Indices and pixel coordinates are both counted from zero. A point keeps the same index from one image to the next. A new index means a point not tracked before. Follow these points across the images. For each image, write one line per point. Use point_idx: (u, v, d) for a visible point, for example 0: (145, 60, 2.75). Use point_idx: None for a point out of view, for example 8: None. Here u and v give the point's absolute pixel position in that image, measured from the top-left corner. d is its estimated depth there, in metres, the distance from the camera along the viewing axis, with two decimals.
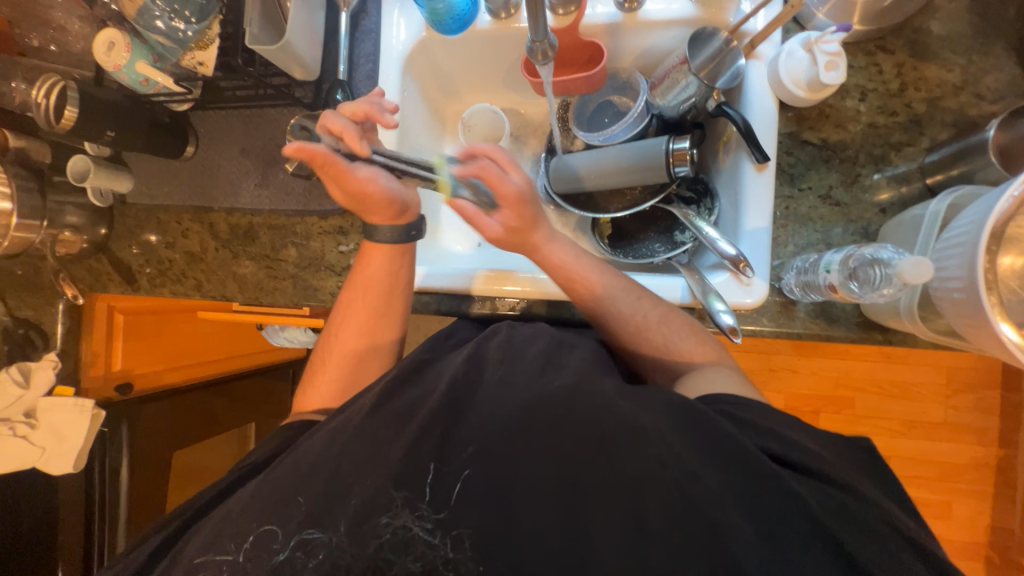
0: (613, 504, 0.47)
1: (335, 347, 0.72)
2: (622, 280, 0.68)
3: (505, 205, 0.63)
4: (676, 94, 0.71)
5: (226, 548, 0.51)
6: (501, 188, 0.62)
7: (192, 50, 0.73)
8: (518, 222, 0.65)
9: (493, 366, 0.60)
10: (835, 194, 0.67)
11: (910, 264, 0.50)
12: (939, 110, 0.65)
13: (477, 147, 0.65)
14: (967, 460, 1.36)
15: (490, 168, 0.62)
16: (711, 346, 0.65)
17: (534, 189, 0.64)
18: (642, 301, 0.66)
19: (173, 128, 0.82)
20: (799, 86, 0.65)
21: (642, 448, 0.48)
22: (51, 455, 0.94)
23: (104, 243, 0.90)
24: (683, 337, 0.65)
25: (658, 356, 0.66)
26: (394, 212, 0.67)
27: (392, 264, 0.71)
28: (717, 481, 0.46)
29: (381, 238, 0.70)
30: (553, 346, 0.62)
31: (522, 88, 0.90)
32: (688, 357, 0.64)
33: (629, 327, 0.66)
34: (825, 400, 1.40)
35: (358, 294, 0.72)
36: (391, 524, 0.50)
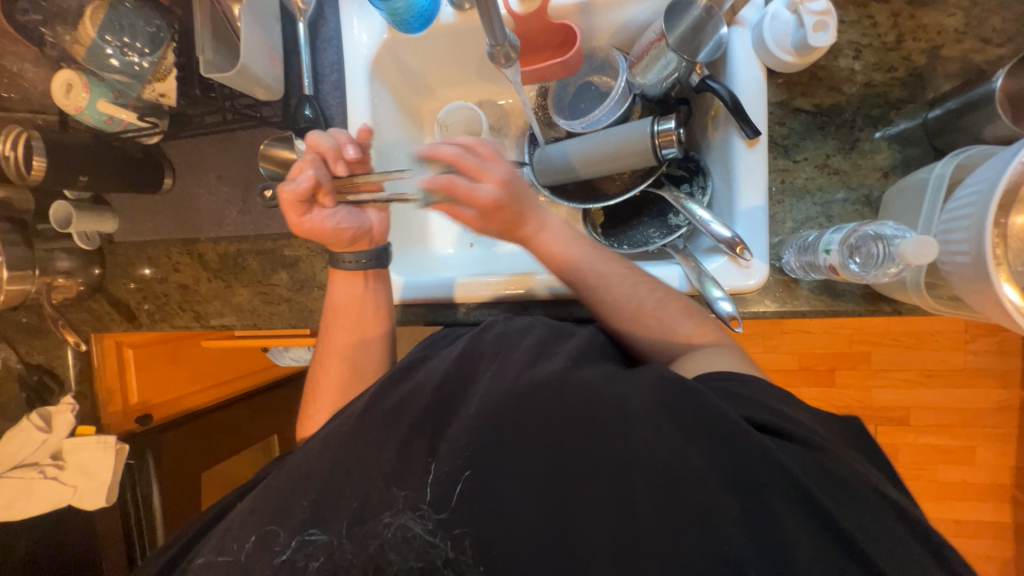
0: (602, 493, 0.45)
1: (328, 361, 0.73)
2: (620, 267, 0.66)
3: (482, 214, 0.62)
4: (659, 70, 0.67)
5: (230, 548, 0.51)
6: (473, 200, 0.60)
7: (151, 83, 0.70)
8: (500, 224, 0.64)
9: (488, 359, 0.59)
10: (832, 162, 0.64)
11: (913, 244, 0.48)
12: (941, 60, 0.61)
13: (442, 151, 0.61)
14: (989, 404, 1.34)
15: (457, 182, 0.60)
16: (710, 326, 0.62)
17: (510, 190, 0.61)
18: (640, 287, 0.64)
19: (148, 162, 0.81)
20: (786, 51, 0.61)
21: (630, 431, 0.46)
22: (83, 492, 0.97)
23: (100, 283, 0.91)
24: (681, 321, 0.62)
25: (654, 340, 0.63)
26: (344, 241, 0.70)
27: (359, 292, 0.72)
28: (704, 458, 0.43)
29: (344, 267, 0.71)
30: (548, 335, 0.61)
31: (497, 78, 0.86)
32: (686, 340, 0.61)
33: (623, 314, 0.64)
34: (839, 358, 1.38)
35: (333, 317, 0.74)
36: (392, 524, 0.49)
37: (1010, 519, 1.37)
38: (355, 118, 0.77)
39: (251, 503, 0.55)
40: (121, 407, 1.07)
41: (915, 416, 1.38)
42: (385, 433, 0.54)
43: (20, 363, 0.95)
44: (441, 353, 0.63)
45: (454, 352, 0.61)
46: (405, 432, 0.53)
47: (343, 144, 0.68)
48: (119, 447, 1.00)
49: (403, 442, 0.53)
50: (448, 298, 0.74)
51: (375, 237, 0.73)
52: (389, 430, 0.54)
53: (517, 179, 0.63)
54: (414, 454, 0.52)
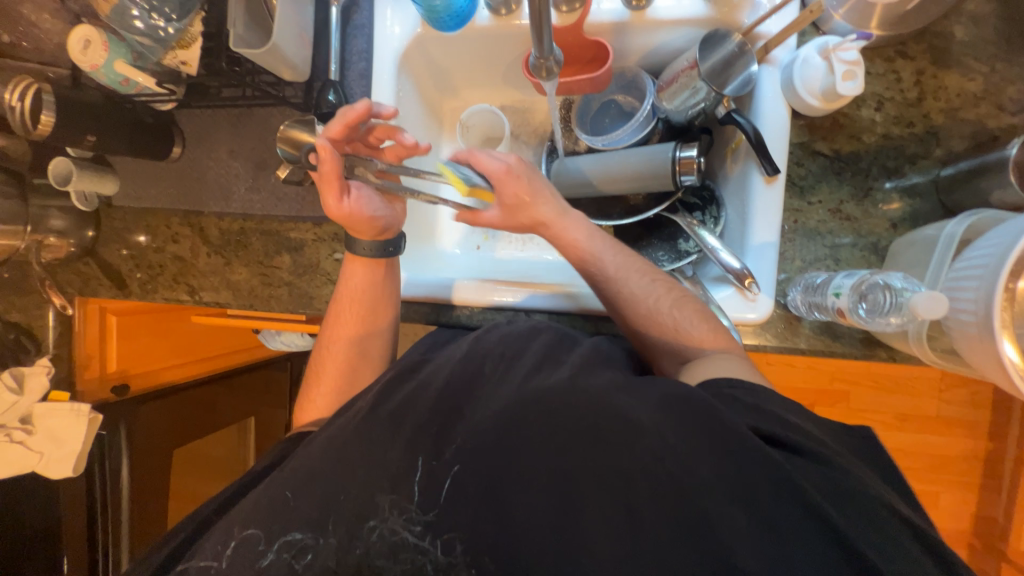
0: (609, 513, 0.44)
1: (334, 347, 0.72)
2: (636, 262, 0.67)
3: (498, 184, 0.66)
4: (685, 98, 0.69)
5: (224, 548, 0.50)
6: (489, 166, 0.66)
7: (174, 49, 0.69)
8: (516, 199, 0.66)
9: (497, 363, 0.58)
10: (845, 208, 0.65)
11: (923, 298, 0.49)
12: (957, 122, 0.63)
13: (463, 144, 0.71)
14: (958, 452, 1.38)
15: (477, 151, 0.67)
16: (720, 332, 0.61)
17: (523, 168, 0.67)
18: (656, 283, 0.65)
19: (159, 129, 0.79)
20: (813, 94, 0.62)
21: (637, 444, 0.46)
22: (49, 461, 0.93)
23: (92, 246, 0.88)
24: (693, 322, 0.61)
25: (666, 341, 0.62)
26: (374, 228, 0.69)
27: (376, 283, 0.72)
28: (711, 472, 0.44)
29: (361, 253, 0.70)
30: (554, 342, 0.61)
31: (523, 85, 0.87)
32: (698, 344, 0.60)
33: (640, 311, 0.63)
34: (820, 393, 1.41)
35: (343, 305, 0.72)
36: (377, 528, 0.48)
37: (966, 566, 1.41)
38: None
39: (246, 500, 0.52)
40: (97, 375, 1.04)
41: None
42: (387, 427, 0.53)
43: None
44: (446, 352, 0.63)
45: (460, 352, 0.61)
46: (408, 430, 0.53)
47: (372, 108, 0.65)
48: (94, 417, 0.96)
49: (407, 440, 0.52)
50: (454, 300, 0.74)
51: (397, 226, 0.72)
52: (390, 425, 0.53)
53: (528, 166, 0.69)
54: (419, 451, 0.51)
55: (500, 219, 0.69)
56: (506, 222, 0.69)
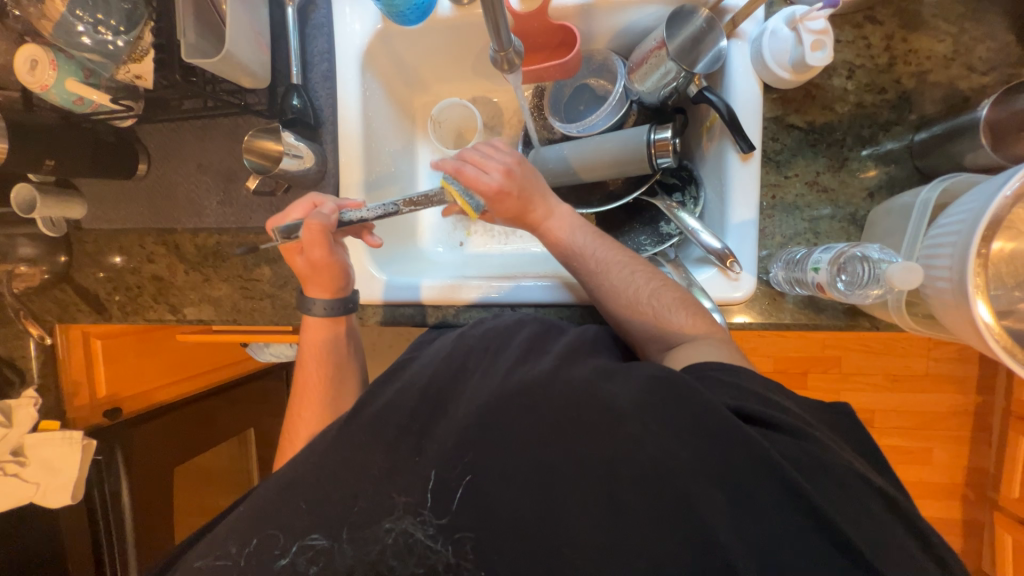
0: (593, 498, 0.44)
1: (309, 398, 0.68)
2: (620, 255, 0.65)
3: (491, 203, 0.65)
4: (657, 79, 0.67)
5: (221, 556, 0.49)
6: (478, 187, 0.63)
7: (127, 63, 0.67)
8: (512, 212, 0.66)
9: (482, 356, 0.58)
10: (822, 180, 0.65)
11: (899, 269, 0.50)
12: (928, 85, 0.62)
13: (447, 164, 0.65)
14: (949, 408, 1.41)
15: (466, 169, 0.64)
16: (703, 317, 0.61)
17: (515, 179, 0.64)
18: (637, 275, 0.64)
19: (122, 147, 0.77)
20: (784, 67, 0.61)
21: (619, 432, 0.45)
22: (47, 489, 0.93)
23: (67, 272, 0.86)
24: (674, 310, 0.61)
25: (646, 328, 0.62)
26: (330, 286, 0.69)
27: (334, 338, 0.71)
28: (689, 451, 0.43)
29: (317, 314, 0.70)
30: (539, 333, 0.61)
31: (493, 75, 0.85)
32: (679, 330, 0.60)
33: (621, 302, 0.63)
34: (812, 361, 1.43)
35: (309, 361, 0.70)
36: (392, 530, 0.47)
37: (960, 515, 1.45)
38: (347, 111, 0.74)
39: (239, 517, 0.52)
40: (87, 402, 1.04)
41: (880, 418, 1.44)
42: (377, 435, 0.52)
43: None
44: (430, 350, 0.63)
45: (446, 349, 0.60)
46: (397, 435, 0.52)
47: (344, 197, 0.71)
48: (87, 442, 0.95)
49: (398, 444, 0.51)
50: (439, 301, 0.74)
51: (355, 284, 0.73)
52: (379, 432, 0.53)
53: (520, 166, 0.65)
54: (409, 456, 0.50)
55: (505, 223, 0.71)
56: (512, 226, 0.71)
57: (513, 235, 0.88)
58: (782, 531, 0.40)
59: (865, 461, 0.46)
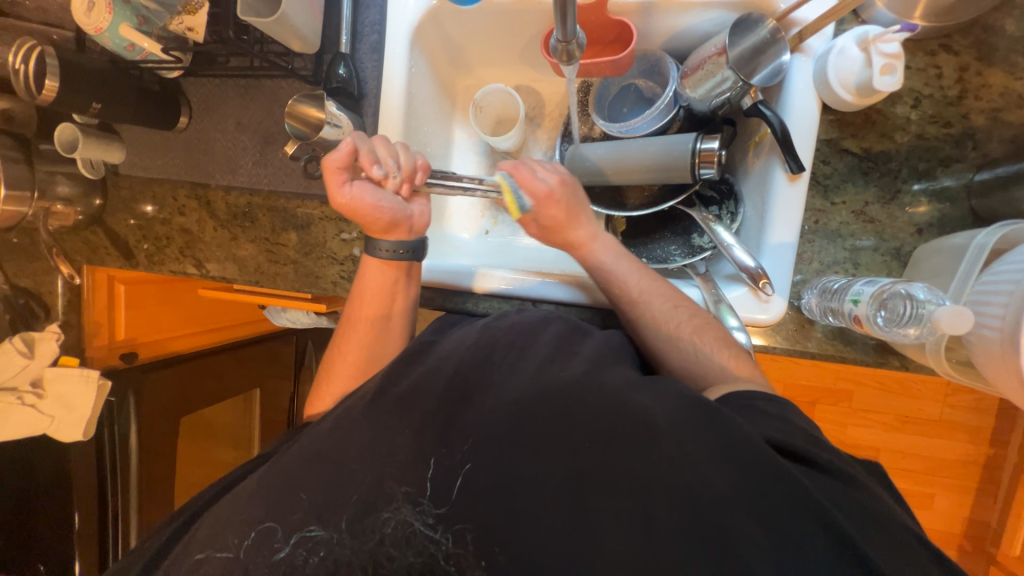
0: (615, 520, 0.43)
1: (348, 351, 0.69)
2: (662, 287, 0.64)
3: (539, 204, 0.66)
4: (710, 86, 0.66)
5: (227, 545, 0.48)
6: (530, 186, 0.66)
7: (180, 14, 0.69)
8: (553, 221, 0.67)
9: (502, 351, 0.58)
10: (870, 210, 0.63)
11: (948, 313, 0.48)
12: (998, 124, 0.59)
13: (520, 169, 0.67)
14: (958, 456, 1.38)
15: (523, 168, 0.67)
16: (746, 360, 0.59)
17: (565, 189, 0.67)
18: (679, 310, 0.62)
19: (166, 97, 0.77)
20: (847, 88, 0.59)
21: (639, 450, 0.45)
22: (61, 423, 0.96)
23: (99, 215, 0.87)
24: (714, 349, 0.59)
25: (683, 365, 0.60)
26: (378, 222, 0.65)
27: (389, 281, 0.68)
28: (727, 484, 0.42)
29: (380, 254, 0.67)
30: (566, 332, 0.60)
31: (541, 64, 0.84)
32: (717, 370, 0.58)
33: (660, 336, 0.62)
34: (823, 391, 1.40)
35: (357, 306, 0.70)
36: (392, 520, 0.47)
37: (954, 565, 1.43)
38: (391, 85, 0.73)
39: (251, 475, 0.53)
40: (107, 342, 1.06)
41: (885, 458, 1.41)
42: (388, 417, 0.53)
43: (7, 285, 0.94)
44: (451, 339, 0.62)
45: (468, 340, 0.60)
46: (408, 419, 0.52)
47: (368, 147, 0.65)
48: (102, 383, 0.98)
49: (408, 427, 0.51)
50: (459, 287, 0.73)
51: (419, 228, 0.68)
52: (391, 411, 0.53)
53: (572, 183, 0.68)
54: (413, 441, 0.50)
55: (540, 237, 0.70)
56: (548, 240, 0.70)
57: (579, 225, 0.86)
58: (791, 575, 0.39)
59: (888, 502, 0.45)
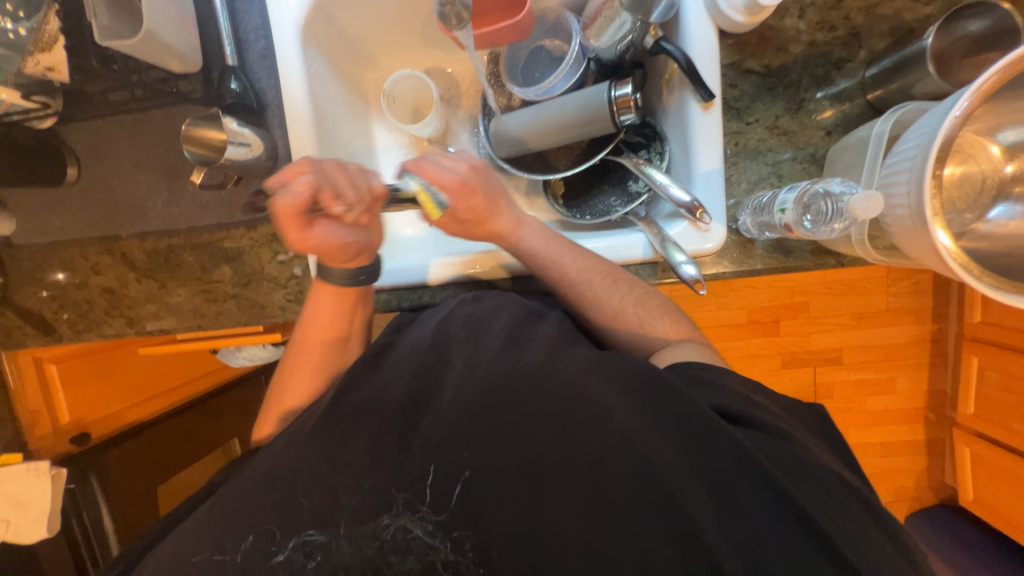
0: (584, 490, 0.45)
1: (301, 379, 0.67)
2: (598, 264, 0.66)
3: (451, 195, 0.63)
4: (612, 33, 0.67)
5: (223, 546, 0.48)
6: (442, 180, 0.63)
7: (34, 54, 0.65)
8: (473, 212, 0.65)
9: (459, 346, 0.58)
10: (782, 123, 0.66)
11: (861, 199, 0.50)
12: (876, 19, 0.63)
13: (426, 166, 0.64)
14: (908, 338, 1.50)
15: (426, 163, 0.64)
16: (682, 324, 0.66)
17: (478, 174, 0.65)
18: (619, 284, 0.65)
19: (44, 150, 0.71)
20: (738, 10, 0.61)
21: (605, 424, 0.47)
22: (18, 526, 0.90)
23: (4, 295, 0.79)
24: (657, 319, 0.65)
25: (630, 336, 0.66)
26: (346, 257, 0.62)
27: (346, 305, 0.67)
28: (676, 452, 0.45)
29: (335, 283, 0.65)
30: (518, 319, 0.59)
31: (444, 42, 0.81)
32: (663, 337, 0.64)
33: (604, 310, 0.65)
34: (783, 308, 1.48)
35: (307, 335, 0.68)
36: (391, 526, 0.47)
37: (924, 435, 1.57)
38: (291, 91, 0.69)
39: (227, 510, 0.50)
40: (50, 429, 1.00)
41: (848, 355, 1.52)
42: (363, 426, 0.51)
43: None
44: (408, 338, 0.61)
45: (425, 337, 0.59)
46: (385, 425, 0.51)
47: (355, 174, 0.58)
48: (57, 472, 0.91)
49: (386, 432, 0.50)
50: (420, 281, 0.71)
51: (374, 250, 0.65)
52: (363, 419, 0.52)
53: (482, 168, 0.66)
54: (392, 444, 0.49)
55: (461, 229, 0.68)
56: (471, 233, 0.69)
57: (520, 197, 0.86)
58: (754, 491, 0.43)
59: (816, 447, 0.50)
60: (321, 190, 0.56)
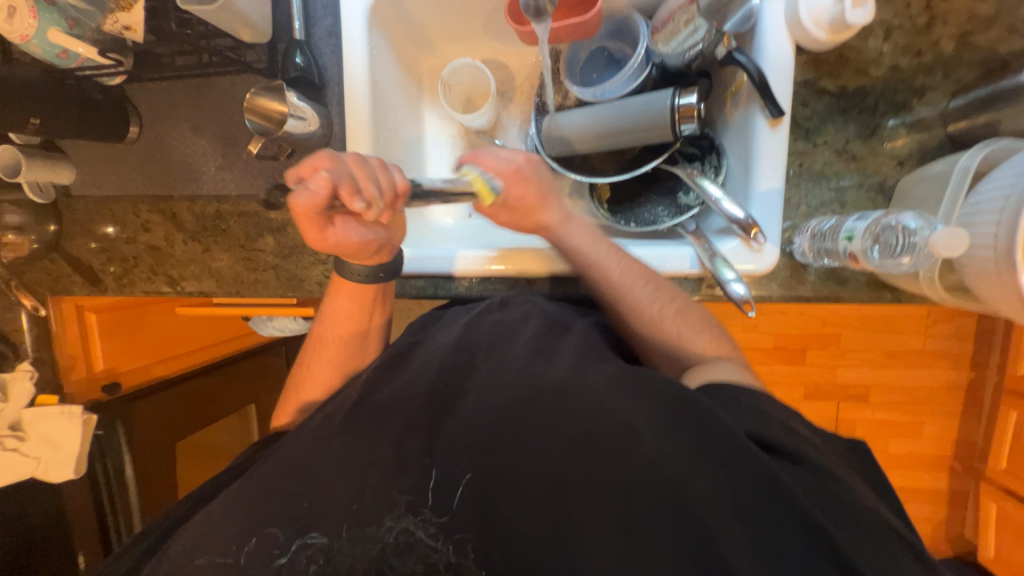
0: (612, 513, 0.43)
1: (318, 367, 0.67)
2: (640, 268, 0.65)
3: (507, 180, 0.63)
4: (681, 41, 0.65)
5: (226, 550, 0.47)
6: (498, 165, 0.63)
7: (114, 12, 0.62)
8: (527, 200, 0.65)
9: (486, 352, 0.57)
10: (851, 148, 0.63)
11: (944, 234, 0.49)
12: (967, 48, 0.60)
13: (484, 157, 0.65)
14: (942, 383, 1.44)
15: (484, 154, 0.65)
16: (726, 342, 0.62)
17: (531, 166, 0.66)
18: (660, 292, 0.63)
19: (111, 106, 0.73)
20: (821, 26, 0.58)
21: (637, 446, 0.45)
22: (49, 464, 0.94)
23: (57, 242, 0.82)
24: (697, 333, 0.61)
25: (666, 347, 0.62)
26: (364, 255, 0.60)
27: (361, 303, 0.66)
28: (710, 481, 0.43)
29: (351, 279, 0.64)
30: (545, 329, 0.59)
31: (506, 34, 0.81)
32: (701, 353, 0.60)
33: (641, 318, 0.63)
34: (812, 337, 1.44)
35: (325, 326, 0.68)
36: (393, 529, 0.46)
37: (946, 485, 1.51)
38: (352, 70, 0.70)
39: (259, 474, 0.52)
40: (85, 375, 1.01)
41: (875, 394, 1.47)
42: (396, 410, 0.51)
43: None
44: (437, 337, 0.61)
45: (453, 337, 0.60)
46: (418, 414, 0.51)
47: (376, 172, 0.51)
48: (88, 418, 0.94)
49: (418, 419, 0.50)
50: (449, 272, 0.71)
51: (394, 247, 0.63)
52: (396, 404, 0.52)
53: (538, 162, 0.68)
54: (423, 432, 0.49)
55: (506, 221, 0.68)
56: (516, 224, 0.68)
57: (563, 197, 0.85)
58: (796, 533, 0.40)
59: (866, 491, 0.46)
60: (342, 187, 0.50)
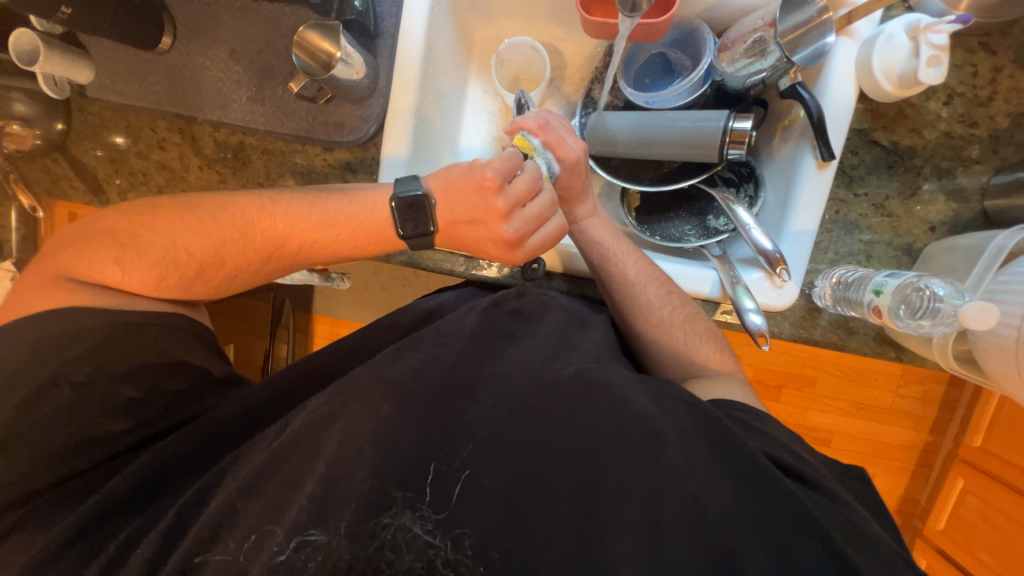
0: (632, 523, 0.43)
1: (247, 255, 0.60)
2: (657, 272, 0.65)
3: (565, 169, 0.65)
4: (747, 65, 0.64)
5: (227, 548, 0.47)
6: (562, 152, 0.64)
7: None
8: (568, 188, 0.67)
9: (505, 343, 0.58)
10: (889, 205, 0.64)
11: (976, 307, 0.50)
12: (1020, 128, 0.61)
13: (557, 140, 0.64)
14: (901, 441, 1.49)
15: (552, 127, 0.64)
16: (727, 356, 0.64)
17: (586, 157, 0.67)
18: (672, 296, 0.64)
19: (147, 11, 0.68)
20: (889, 78, 0.58)
21: (656, 455, 0.45)
22: None
23: (61, 142, 0.77)
24: (703, 342, 0.63)
25: (669, 353, 0.64)
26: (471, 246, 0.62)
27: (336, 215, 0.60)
28: (728, 497, 0.44)
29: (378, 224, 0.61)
30: (565, 322, 0.61)
31: (569, 20, 0.78)
32: (704, 362, 0.62)
33: (650, 319, 0.64)
34: (791, 376, 1.48)
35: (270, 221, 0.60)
36: (390, 526, 0.45)
37: None
38: (410, 25, 0.67)
39: None
40: None
41: (837, 441, 1.52)
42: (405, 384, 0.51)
43: None
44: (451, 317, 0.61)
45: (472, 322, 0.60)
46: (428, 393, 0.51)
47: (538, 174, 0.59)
48: None
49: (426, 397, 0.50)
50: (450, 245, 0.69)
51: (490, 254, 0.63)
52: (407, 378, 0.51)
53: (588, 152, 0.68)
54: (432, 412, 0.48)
55: None
56: None
57: None
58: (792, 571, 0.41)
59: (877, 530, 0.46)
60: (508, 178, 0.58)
